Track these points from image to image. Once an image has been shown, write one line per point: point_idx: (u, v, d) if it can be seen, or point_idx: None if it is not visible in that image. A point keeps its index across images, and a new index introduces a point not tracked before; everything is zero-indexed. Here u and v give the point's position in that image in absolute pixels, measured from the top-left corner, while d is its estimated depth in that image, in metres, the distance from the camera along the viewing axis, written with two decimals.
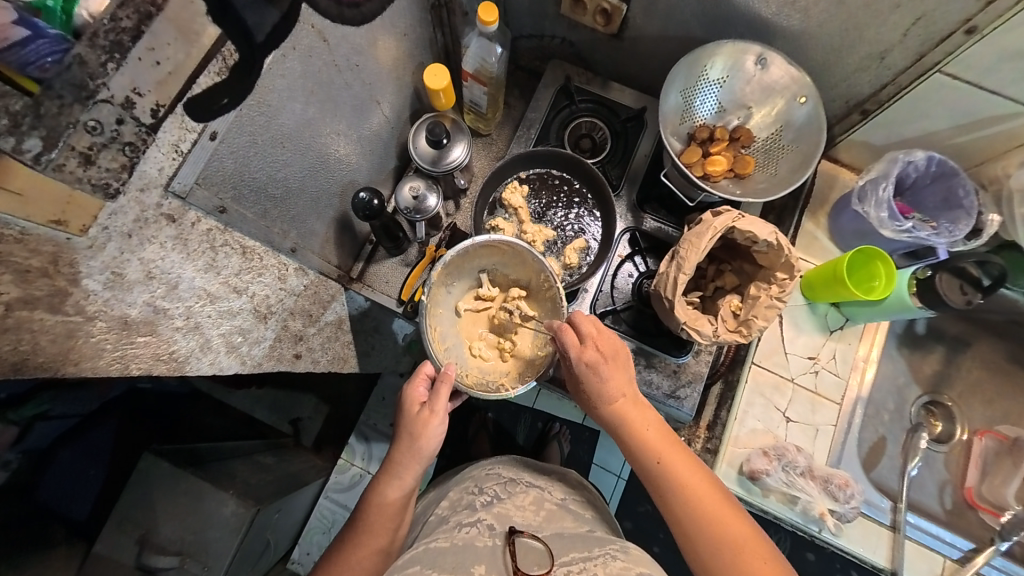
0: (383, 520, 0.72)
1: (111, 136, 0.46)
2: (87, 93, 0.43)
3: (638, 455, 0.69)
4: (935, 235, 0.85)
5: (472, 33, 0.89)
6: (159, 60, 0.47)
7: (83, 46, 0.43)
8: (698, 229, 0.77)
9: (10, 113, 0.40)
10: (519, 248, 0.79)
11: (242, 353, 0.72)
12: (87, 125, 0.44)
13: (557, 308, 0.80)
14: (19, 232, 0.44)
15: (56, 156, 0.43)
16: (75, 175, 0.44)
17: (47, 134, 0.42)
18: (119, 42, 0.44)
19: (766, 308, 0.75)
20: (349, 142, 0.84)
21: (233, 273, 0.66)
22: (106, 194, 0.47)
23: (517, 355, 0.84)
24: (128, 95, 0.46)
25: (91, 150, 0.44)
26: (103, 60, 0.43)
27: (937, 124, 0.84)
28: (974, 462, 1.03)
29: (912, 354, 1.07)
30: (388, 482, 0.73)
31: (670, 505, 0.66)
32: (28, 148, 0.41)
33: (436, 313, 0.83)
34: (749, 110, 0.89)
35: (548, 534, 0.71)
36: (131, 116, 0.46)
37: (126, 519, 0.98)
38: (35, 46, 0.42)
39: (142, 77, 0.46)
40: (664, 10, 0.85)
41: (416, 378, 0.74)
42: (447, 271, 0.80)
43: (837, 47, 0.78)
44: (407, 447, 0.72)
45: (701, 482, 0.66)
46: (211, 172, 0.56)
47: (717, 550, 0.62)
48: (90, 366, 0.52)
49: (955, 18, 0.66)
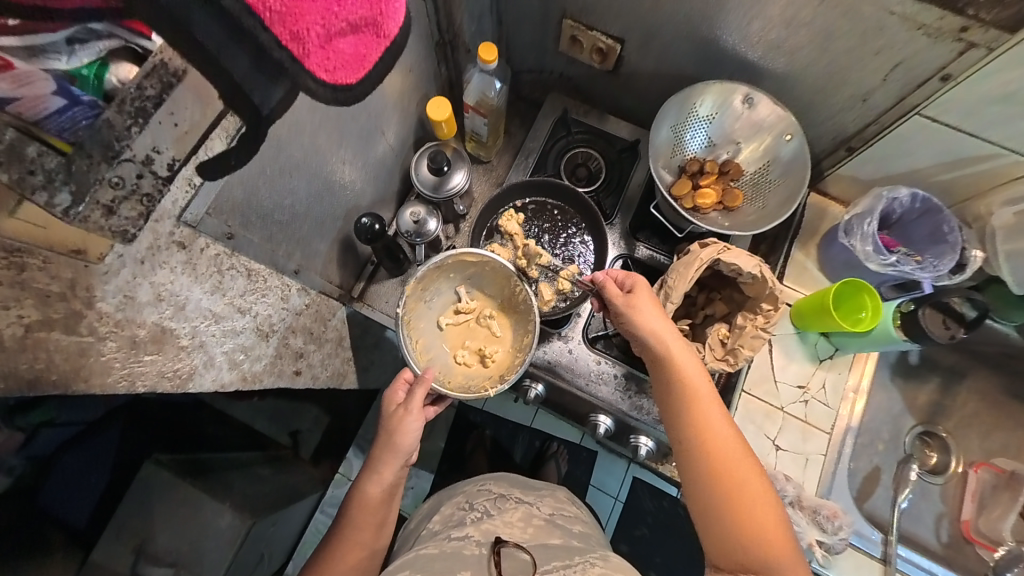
0: (366, 515, 0.74)
1: (131, 189, 0.45)
2: (113, 152, 0.42)
3: (672, 407, 0.67)
4: (920, 269, 0.87)
5: (474, 69, 0.96)
6: (178, 121, 0.45)
7: (111, 110, 0.41)
8: (686, 259, 0.79)
9: (45, 170, 0.40)
10: (488, 259, 0.83)
11: (244, 369, 0.75)
12: (111, 181, 0.43)
13: (529, 310, 0.84)
14: (42, 259, 0.46)
15: (84, 209, 0.42)
16: (97, 224, 0.44)
17: (77, 187, 0.41)
18: (143, 108, 0.42)
19: (751, 338, 0.77)
20: (355, 168, 0.88)
21: (238, 293, 0.70)
22: (123, 238, 0.48)
23: (498, 359, 0.86)
24: (149, 153, 0.44)
25: (113, 203, 0.44)
26: (128, 123, 0.42)
27: (922, 162, 0.86)
28: (971, 495, 1.02)
29: (906, 383, 1.08)
30: (368, 479, 0.73)
31: (694, 462, 0.64)
32: (60, 202, 0.41)
33: (417, 327, 0.86)
34: (738, 145, 0.92)
35: (533, 545, 0.72)
36: (150, 171, 0.46)
37: (125, 527, 1.01)
38: (70, 113, 0.40)
39: (163, 137, 0.45)
40: (657, 49, 0.89)
41: (396, 382, 0.77)
42: (421, 284, 0.84)
43: (821, 86, 0.82)
44: (386, 444, 0.73)
45: (736, 453, 0.63)
46: (221, 201, 0.60)
47: (731, 517, 0.60)
48: (99, 382, 0.55)
49: (932, 65, 0.69)
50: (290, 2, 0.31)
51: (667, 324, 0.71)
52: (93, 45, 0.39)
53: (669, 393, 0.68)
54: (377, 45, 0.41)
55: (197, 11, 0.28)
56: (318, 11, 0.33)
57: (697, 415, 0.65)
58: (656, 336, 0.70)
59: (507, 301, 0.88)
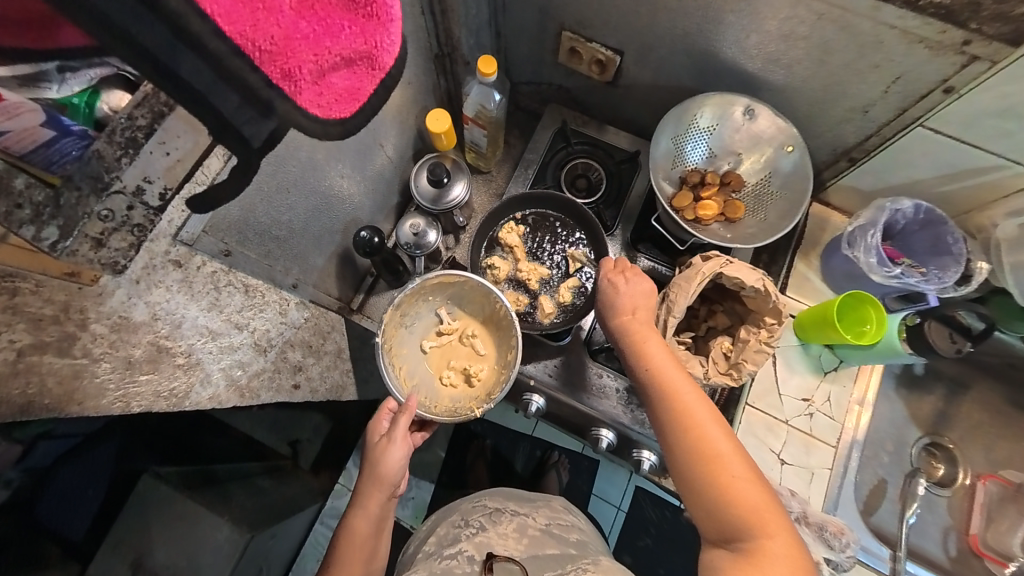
0: (354, 551, 0.72)
1: (121, 221, 0.49)
2: (102, 184, 0.47)
3: (641, 382, 0.66)
4: (925, 281, 0.85)
5: (472, 81, 0.95)
6: (169, 150, 0.50)
7: (103, 141, 0.47)
8: (686, 273, 0.78)
9: (34, 204, 0.45)
10: (464, 277, 0.84)
11: (242, 386, 0.73)
12: (101, 214, 0.48)
13: (512, 326, 0.84)
14: (35, 284, 0.46)
15: (72, 242, 0.46)
16: (87, 258, 0.48)
17: (64, 222, 0.46)
18: (134, 137, 0.47)
19: (755, 352, 0.76)
20: (353, 181, 0.88)
21: (235, 309, 0.68)
22: (114, 270, 0.51)
23: (483, 378, 0.85)
24: (139, 183, 0.49)
25: (103, 235, 0.48)
26: (119, 154, 0.47)
27: (923, 174, 0.86)
28: (979, 509, 1.01)
29: (910, 394, 1.07)
30: (354, 513, 0.73)
31: (664, 427, 0.62)
32: (46, 236, 0.45)
33: (399, 354, 0.85)
34: (739, 156, 0.92)
35: (525, 557, 0.72)
36: (141, 202, 0.50)
37: (122, 542, 1.00)
38: (61, 143, 0.45)
39: (153, 166, 0.50)
40: (655, 62, 0.89)
41: (379, 413, 0.76)
42: (400, 311, 0.83)
43: (820, 99, 0.81)
44: (371, 476, 0.72)
45: (703, 416, 0.61)
46: (217, 220, 0.60)
47: (705, 481, 0.58)
48: (93, 405, 0.53)
49: (933, 78, 0.69)
50: (279, 42, 0.31)
51: (630, 300, 0.72)
52: (84, 73, 0.45)
53: (633, 361, 0.68)
54: (371, 78, 0.39)
55: (190, 52, 0.28)
56: (309, 49, 0.33)
57: (659, 381, 0.64)
58: (625, 308, 0.72)
59: (489, 319, 0.88)
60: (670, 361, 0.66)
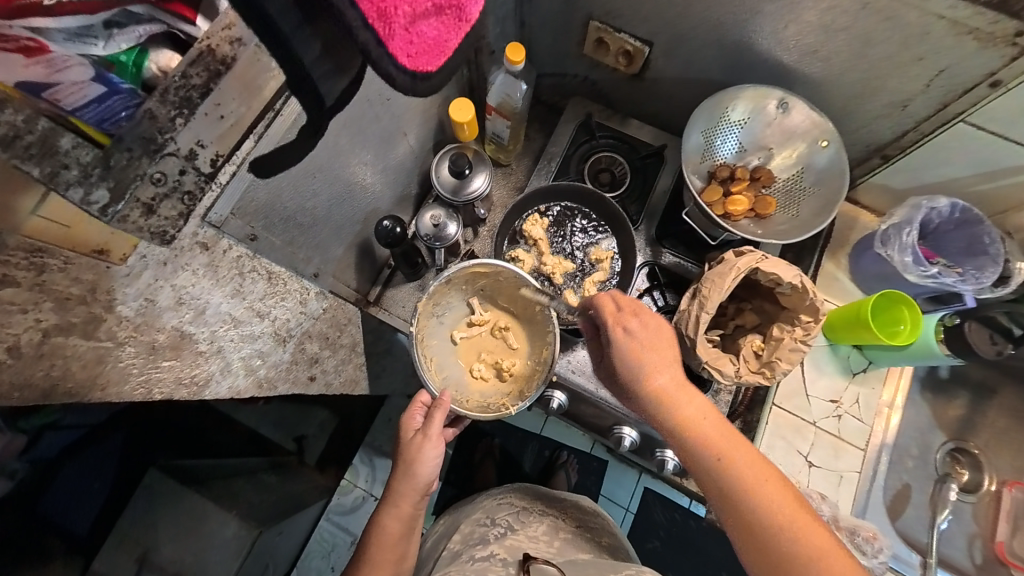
0: (384, 551, 0.70)
1: (173, 185, 0.46)
2: (155, 146, 0.44)
3: (690, 451, 0.60)
4: (962, 281, 0.84)
5: (497, 71, 0.94)
6: (225, 114, 0.47)
7: (155, 101, 0.44)
8: (719, 269, 0.76)
9: (82, 164, 0.42)
10: (499, 269, 0.81)
11: (260, 376, 0.72)
12: (153, 177, 0.44)
13: (548, 324, 0.82)
14: (63, 261, 0.44)
15: (123, 207, 0.43)
16: (137, 225, 0.45)
17: (115, 185, 0.43)
18: (189, 97, 0.45)
19: (790, 351, 0.74)
20: (375, 171, 0.85)
21: (258, 297, 0.66)
22: (162, 239, 0.48)
23: (516, 373, 0.84)
24: (193, 148, 0.46)
25: (154, 200, 0.45)
26: (172, 114, 0.45)
27: (959, 171, 0.85)
28: (1005, 517, 0.99)
29: (936, 398, 1.05)
30: (386, 511, 0.71)
31: (732, 503, 0.57)
32: (96, 199, 0.42)
33: (429, 345, 0.83)
34: (770, 151, 0.90)
35: (561, 560, 0.73)
36: (193, 167, 0.47)
37: (127, 536, 1.00)
38: (111, 102, 0.44)
39: (206, 131, 0.47)
40: (685, 55, 0.87)
41: (413, 407, 0.74)
42: (433, 301, 0.81)
43: (856, 94, 0.79)
44: (404, 473, 0.70)
45: (772, 478, 0.57)
46: (245, 203, 0.57)
47: (796, 557, 0.53)
48: (115, 391, 0.52)
49: (979, 71, 0.67)
50: None
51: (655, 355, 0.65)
52: (132, 29, 0.44)
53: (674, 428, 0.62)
54: (457, 30, 0.39)
55: None
56: None
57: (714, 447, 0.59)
58: (651, 362, 0.65)
59: (521, 314, 0.86)
60: (716, 421, 0.61)
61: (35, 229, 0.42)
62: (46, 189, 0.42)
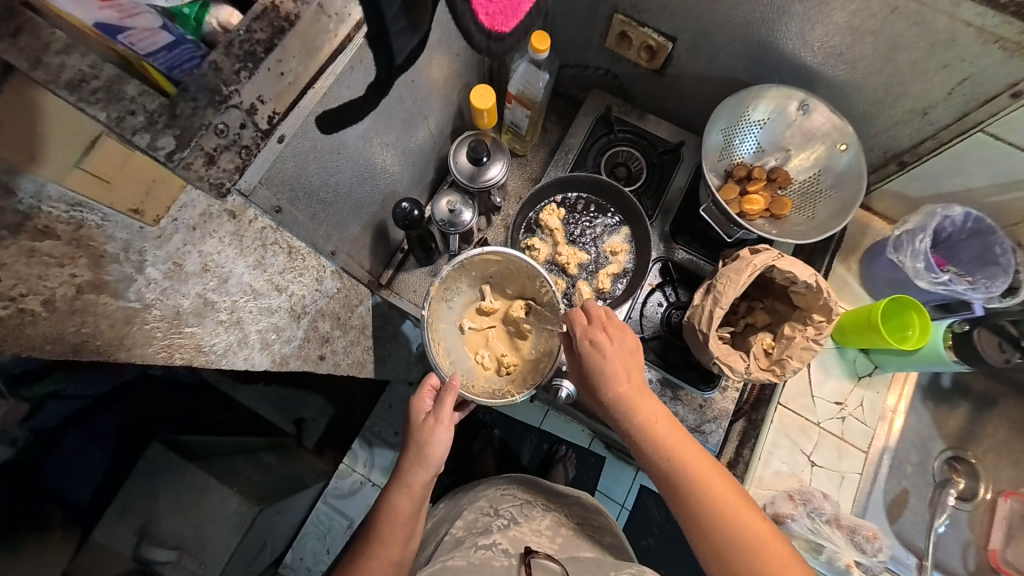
0: (393, 530, 0.71)
1: (232, 139, 0.47)
2: (220, 97, 0.44)
3: (653, 461, 0.64)
4: (973, 290, 0.87)
5: (519, 58, 0.91)
6: (285, 71, 0.47)
7: (220, 53, 0.43)
8: (734, 266, 0.76)
9: (148, 112, 0.41)
10: (512, 257, 0.81)
11: (275, 350, 0.72)
12: (218, 128, 0.44)
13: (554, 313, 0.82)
14: (100, 218, 0.44)
15: (188, 155, 0.44)
16: (198, 174, 0.46)
17: (180, 133, 0.43)
18: (253, 51, 0.44)
19: (801, 350, 0.75)
20: (395, 153, 0.85)
21: (277, 271, 0.67)
22: (219, 193, 0.49)
23: (520, 362, 0.86)
24: (254, 102, 0.46)
25: (215, 151, 0.46)
26: (237, 67, 0.44)
27: (976, 180, 0.86)
28: (999, 523, 1.00)
29: (937, 407, 1.05)
30: (397, 492, 0.72)
31: (691, 511, 0.61)
32: (162, 145, 0.42)
33: (439, 328, 0.84)
34: (788, 152, 0.91)
35: (564, 557, 0.74)
36: (252, 122, 0.47)
37: (127, 507, 0.97)
38: (179, 50, 0.44)
39: (267, 87, 0.46)
40: (708, 52, 0.88)
41: (423, 390, 0.75)
42: (444, 284, 0.82)
43: (879, 99, 0.80)
44: (416, 457, 0.71)
45: (725, 488, 0.61)
46: (273, 173, 0.56)
47: (745, 563, 0.58)
48: (139, 352, 0.53)
49: (1002, 81, 0.68)
50: None
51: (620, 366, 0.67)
52: None
53: (638, 438, 0.65)
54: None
55: None
56: None
57: (673, 459, 0.62)
58: (617, 374, 0.66)
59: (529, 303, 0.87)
60: (676, 435, 0.64)
61: (76, 180, 0.41)
62: (97, 130, 0.42)
